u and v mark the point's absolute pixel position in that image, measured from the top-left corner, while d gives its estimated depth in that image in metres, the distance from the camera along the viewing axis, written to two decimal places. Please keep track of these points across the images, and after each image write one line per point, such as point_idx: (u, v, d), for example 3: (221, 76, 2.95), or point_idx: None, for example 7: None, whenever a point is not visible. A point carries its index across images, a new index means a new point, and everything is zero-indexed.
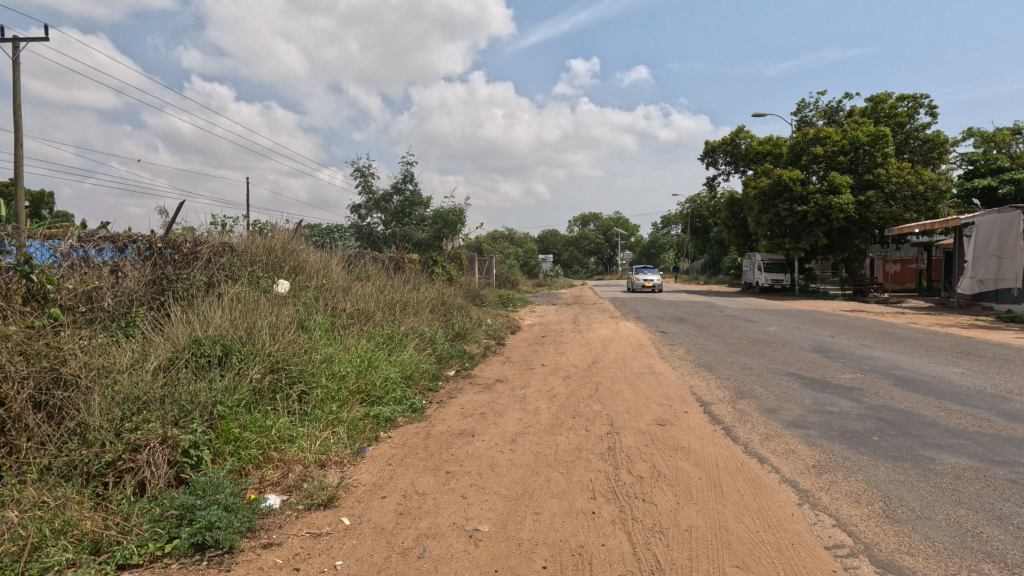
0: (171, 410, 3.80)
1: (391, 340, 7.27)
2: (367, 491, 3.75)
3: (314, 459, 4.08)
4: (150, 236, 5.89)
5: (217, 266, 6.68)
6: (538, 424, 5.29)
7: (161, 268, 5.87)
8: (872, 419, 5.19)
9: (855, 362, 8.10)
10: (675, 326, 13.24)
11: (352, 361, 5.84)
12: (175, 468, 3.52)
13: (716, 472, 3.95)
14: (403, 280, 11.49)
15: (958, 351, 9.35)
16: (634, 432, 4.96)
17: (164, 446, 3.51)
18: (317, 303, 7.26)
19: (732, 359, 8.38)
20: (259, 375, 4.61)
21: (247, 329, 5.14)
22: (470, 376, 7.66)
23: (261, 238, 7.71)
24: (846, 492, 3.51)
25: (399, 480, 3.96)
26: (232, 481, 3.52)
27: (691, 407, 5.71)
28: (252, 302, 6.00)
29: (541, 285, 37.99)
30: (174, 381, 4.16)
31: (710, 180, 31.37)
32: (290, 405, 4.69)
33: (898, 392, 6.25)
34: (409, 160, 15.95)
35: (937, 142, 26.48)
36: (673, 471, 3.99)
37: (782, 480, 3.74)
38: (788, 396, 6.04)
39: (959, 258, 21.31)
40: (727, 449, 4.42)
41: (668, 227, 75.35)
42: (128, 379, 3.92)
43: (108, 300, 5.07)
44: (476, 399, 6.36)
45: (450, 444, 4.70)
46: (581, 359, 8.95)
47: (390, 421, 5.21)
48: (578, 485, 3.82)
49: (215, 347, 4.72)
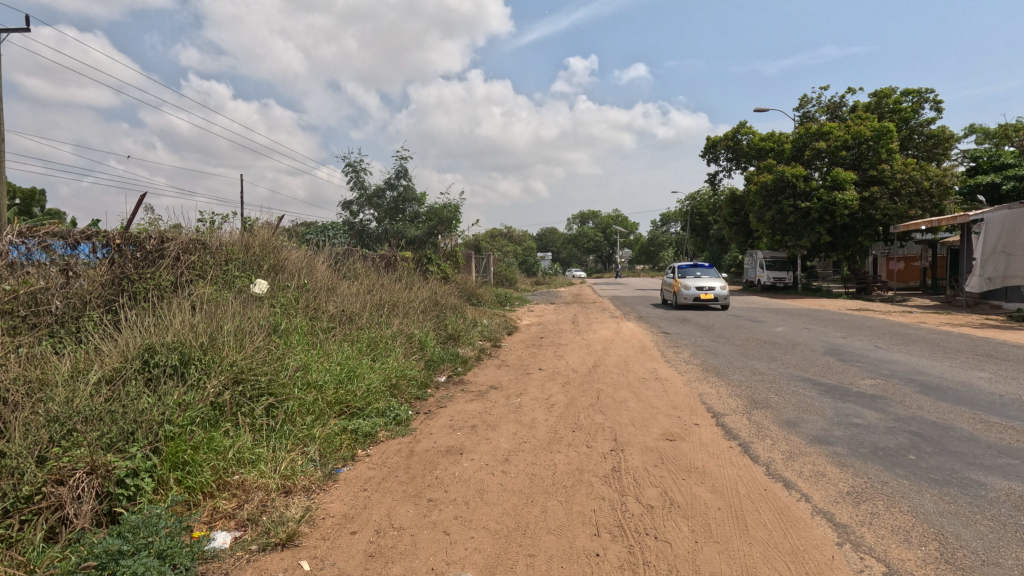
0: (109, 431, 3.26)
1: (377, 344, 6.77)
2: (335, 526, 3.24)
3: (279, 483, 3.56)
4: (107, 232, 5.37)
5: (186, 265, 6.17)
6: (535, 439, 4.76)
7: (121, 267, 5.33)
8: (903, 433, 4.69)
9: (873, 366, 7.59)
10: (679, 326, 12.73)
11: (331, 370, 5.33)
12: (107, 502, 3.00)
13: (737, 501, 3.45)
14: (396, 279, 10.99)
15: (979, 353, 8.84)
16: (639, 449, 4.46)
17: (93, 476, 2.99)
18: (297, 305, 6.74)
19: (742, 364, 7.88)
20: (219, 388, 4.08)
21: (210, 336, 4.60)
22: (462, 382, 7.14)
23: (237, 234, 7.17)
24: (891, 528, 3.02)
25: (374, 510, 3.44)
26: (173, 518, 3.00)
27: (702, 419, 5.20)
28: (219, 305, 5.47)
29: (541, 283, 37.42)
30: (118, 396, 3.62)
31: (711, 176, 30.92)
32: (259, 420, 4.18)
33: (926, 401, 5.73)
34: (403, 155, 15.36)
35: (942, 138, 25.87)
36: (688, 499, 3.49)
37: (816, 511, 3.25)
38: (807, 407, 5.53)
39: (966, 256, 20.86)
40: (747, 470, 3.93)
41: (667, 225, 74.82)
42: (60, 396, 3.39)
43: (55, 303, 4.58)
44: (467, 409, 5.84)
45: (436, 464, 4.20)
46: (581, 363, 8.45)
47: (370, 437, 4.70)
48: (580, 517, 3.31)
49: (172, 354, 4.19)
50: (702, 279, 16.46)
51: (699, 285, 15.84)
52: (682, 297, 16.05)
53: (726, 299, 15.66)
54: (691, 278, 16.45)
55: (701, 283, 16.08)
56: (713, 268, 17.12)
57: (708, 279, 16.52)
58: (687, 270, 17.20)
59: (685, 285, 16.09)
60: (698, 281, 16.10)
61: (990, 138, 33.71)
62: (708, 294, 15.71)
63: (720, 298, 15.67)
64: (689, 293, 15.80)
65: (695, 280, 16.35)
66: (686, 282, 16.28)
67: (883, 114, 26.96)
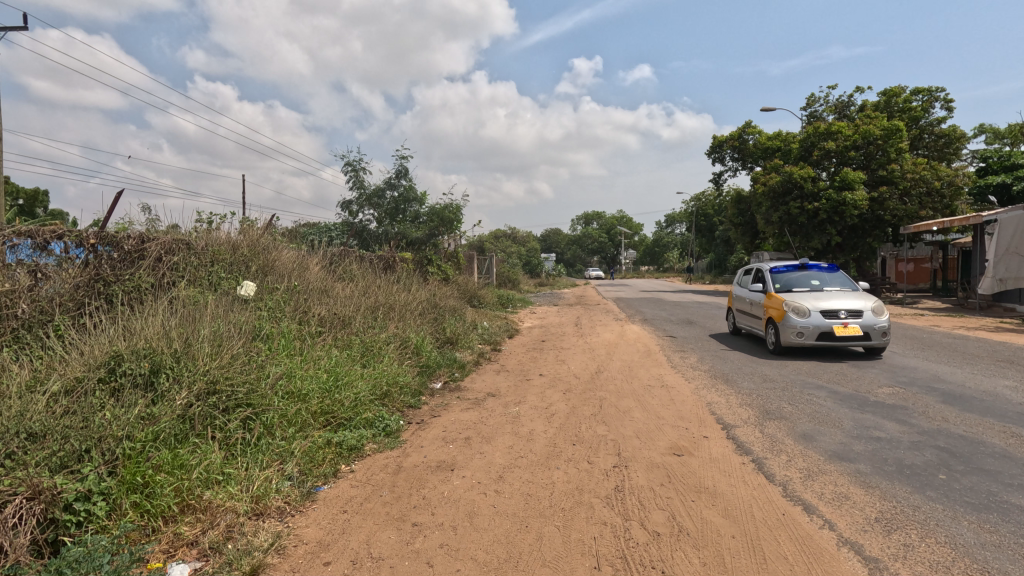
0: (59, 450, 2.97)
1: (370, 348, 6.49)
2: (307, 555, 2.92)
3: (250, 506, 3.27)
4: (80, 231, 5.09)
5: (169, 266, 5.91)
6: (531, 454, 4.44)
7: (96, 269, 5.07)
8: (930, 449, 4.35)
9: (889, 373, 7.24)
10: (685, 330, 12.35)
11: (317, 378, 5.04)
12: (51, 530, 2.71)
13: (752, 527, 3.12)
14: (393, 281, 10.68)
15: (1000, 359, 8.45)
16: (644, 466, 4.14)
17: (35, 501, 2.69)
18: (286, 308, 6.45)
19: (751, 370, 7.53)
20: (192, 399, 3.78)
21: (185, 342, 4.30)
22: (459, 389, 6.81)
23: (224, 233, 6.88)
24: (928, 563, 2.69)
25: (352, 537, 3.13)
26: (123, 550, 2.69)
27: (711, 432, 4.87)
28: (199, 309, 5.19)
29: (543, 285, 37.00)
30: (77, 409, 3.33)
31: (717, 176, 30.50)
32: (234, 434, 3.89)
33: (951, 412, 5.37)
34: (403, 154, 15.05)
35: (953, 138, 25.41)
36: (698, 525, 3.17)
37: (842, 542, 2.92)
38: (823, 418, 5.18)
39: (977, 257, 20.43)
40: (760, 490, 3.61)
41: (672, 226, 74.39)
42: (10, 410, 3.10)
43: (23, 306, 4.36)
44: (462, 419, 5.54)
45: (425, 482, 3.89)
46: (583, 368, 8.11)
47: (355, 450, 4.40)
48: (577, 545, 3.00)
49: (142, 362, 3.91)
50: (822, 293, 8.64)
51: (826, 310, 8.04)
52: (790, 333, 8.25)
53: (881, 339, 7.96)
54: (807, 294, 8.56)
55: (828, 304, 8.23)
56: (834, 271, 9.29)
57: (837, 295, 8.56)
58: (786, 276, 9.36)
59: (797, 309, 8.23)
60: (822, 302, 8.22)
61: (1000, 139, 33.25)
62: (849, 329, 7.91)
63: (872, 335, 7.84)
64: (806, 327, 8.05)
65: (817, 297, 8.39)
66: (800, 302, 8.34)
67: (892, 112, 26.52)
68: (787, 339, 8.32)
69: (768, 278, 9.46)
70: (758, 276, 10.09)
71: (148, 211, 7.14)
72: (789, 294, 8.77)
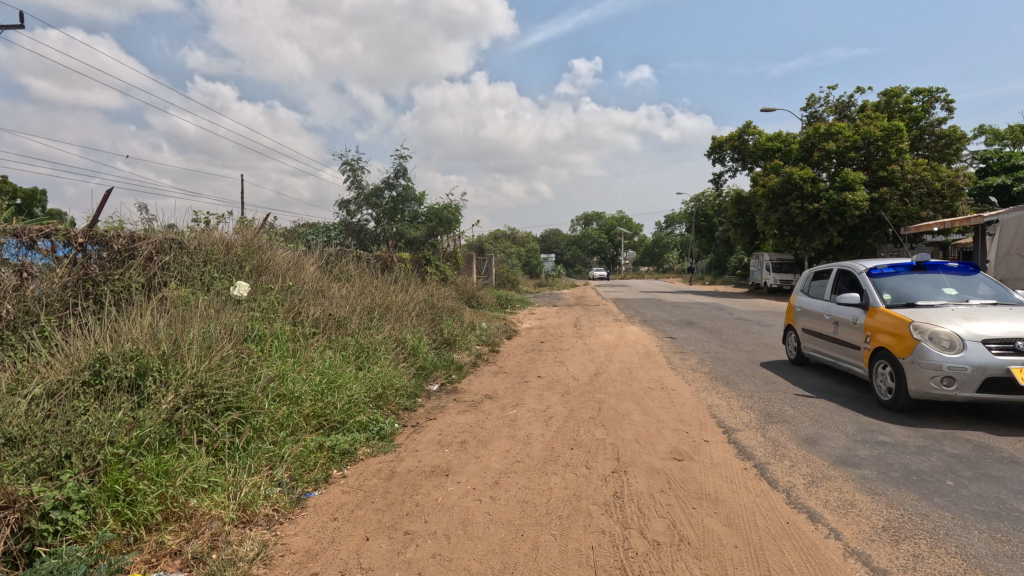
0: (37, 457, 2.86)
1: (365, 349, 6.39)
2: (295, 566, 2.81)
3: (237, 513, 3.16)
4: (67, 230, 5.00)
5: (160, 266, 5.82)
6: (528, 458, 4.33)
7: (85, 268, 4.99)
8: (937, 454, 4.25)
9: None
10: (685, 331, 12.24)
11: (310, 380, 4.94)
12: (27, 541, 2.60)
13: (754, 536, 3.02)
14: (391, 281, 10.57)
15: None
16: (644, 471, 4.04)
17: (10, 511, 2.58)
18: (280, 308, 6.35)
19: (753, 372, 7.42)
20: (179, 403, 3.67)
21: (173, 344, 4.19)
22: (456, 392, 6.71)
23: (218, 233, 6.79)
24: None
25: (342, 546, 3.02)
26: (101, 562, 2.58)
27: (712, 436, 4.78)
28: (190, 310, 5.08)
29: (542, 285, 36.92)
30: (58, 413, 3.22)
31: (717, 177, 30.39)
32: (223, 438, 3.79)
33: (956, 415, 5.27)
34: (401, 154, 14.93)
35: (953, 138, 25.32)
36: (699, 534, 3.07)
37: (848, 552, 2.81)
38: (827, 421, 5.08)
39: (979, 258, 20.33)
40: (763, 497, 3.51)
41: (671, 226, 74.30)
42: None
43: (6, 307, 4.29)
44: (458, 422, 5.43)
45: (419, 487, 3.79)
46: (582, 370, 8.00)
47: (348, 455, 4.30)
48: (574, 556, 2.89)
49: (128, 364, 3.79)
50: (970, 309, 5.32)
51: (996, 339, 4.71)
52: (927, 378, 4.87)
53: None
54: (949, 311, 5.21)
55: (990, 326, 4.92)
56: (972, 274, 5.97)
57: (998, 312, 5.17)
58: (898, 282, 6.00)
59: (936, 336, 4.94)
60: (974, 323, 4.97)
61: (1000, 139, 33.24)
62: None
63: None
64: (959, 371, 4.69)
65: (968, 316, 5.05)
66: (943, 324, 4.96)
67: (892, 113, 26.44)
68: (921, 388, 4.93)
69: (866, 283, 6.12)
70: (842, 280, 6.83)
71: (145, 210, 7.08)
72: (911, 309, 5.45)
